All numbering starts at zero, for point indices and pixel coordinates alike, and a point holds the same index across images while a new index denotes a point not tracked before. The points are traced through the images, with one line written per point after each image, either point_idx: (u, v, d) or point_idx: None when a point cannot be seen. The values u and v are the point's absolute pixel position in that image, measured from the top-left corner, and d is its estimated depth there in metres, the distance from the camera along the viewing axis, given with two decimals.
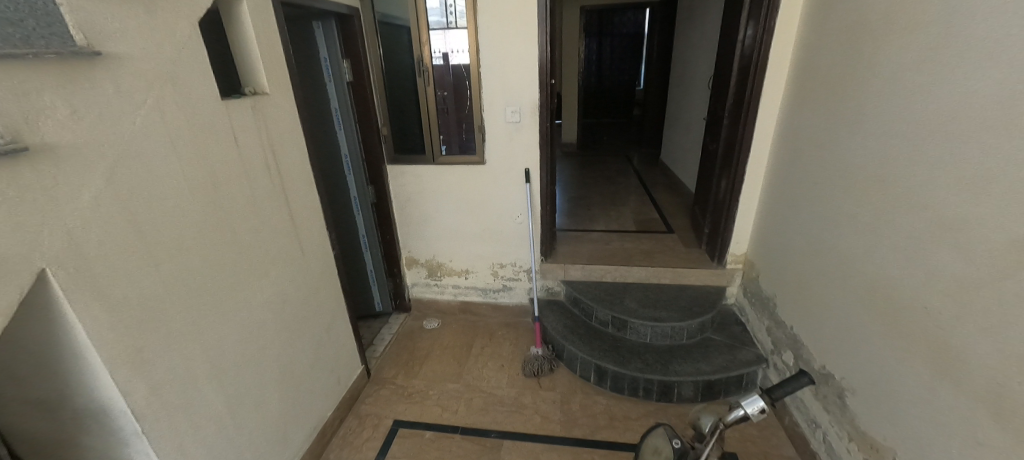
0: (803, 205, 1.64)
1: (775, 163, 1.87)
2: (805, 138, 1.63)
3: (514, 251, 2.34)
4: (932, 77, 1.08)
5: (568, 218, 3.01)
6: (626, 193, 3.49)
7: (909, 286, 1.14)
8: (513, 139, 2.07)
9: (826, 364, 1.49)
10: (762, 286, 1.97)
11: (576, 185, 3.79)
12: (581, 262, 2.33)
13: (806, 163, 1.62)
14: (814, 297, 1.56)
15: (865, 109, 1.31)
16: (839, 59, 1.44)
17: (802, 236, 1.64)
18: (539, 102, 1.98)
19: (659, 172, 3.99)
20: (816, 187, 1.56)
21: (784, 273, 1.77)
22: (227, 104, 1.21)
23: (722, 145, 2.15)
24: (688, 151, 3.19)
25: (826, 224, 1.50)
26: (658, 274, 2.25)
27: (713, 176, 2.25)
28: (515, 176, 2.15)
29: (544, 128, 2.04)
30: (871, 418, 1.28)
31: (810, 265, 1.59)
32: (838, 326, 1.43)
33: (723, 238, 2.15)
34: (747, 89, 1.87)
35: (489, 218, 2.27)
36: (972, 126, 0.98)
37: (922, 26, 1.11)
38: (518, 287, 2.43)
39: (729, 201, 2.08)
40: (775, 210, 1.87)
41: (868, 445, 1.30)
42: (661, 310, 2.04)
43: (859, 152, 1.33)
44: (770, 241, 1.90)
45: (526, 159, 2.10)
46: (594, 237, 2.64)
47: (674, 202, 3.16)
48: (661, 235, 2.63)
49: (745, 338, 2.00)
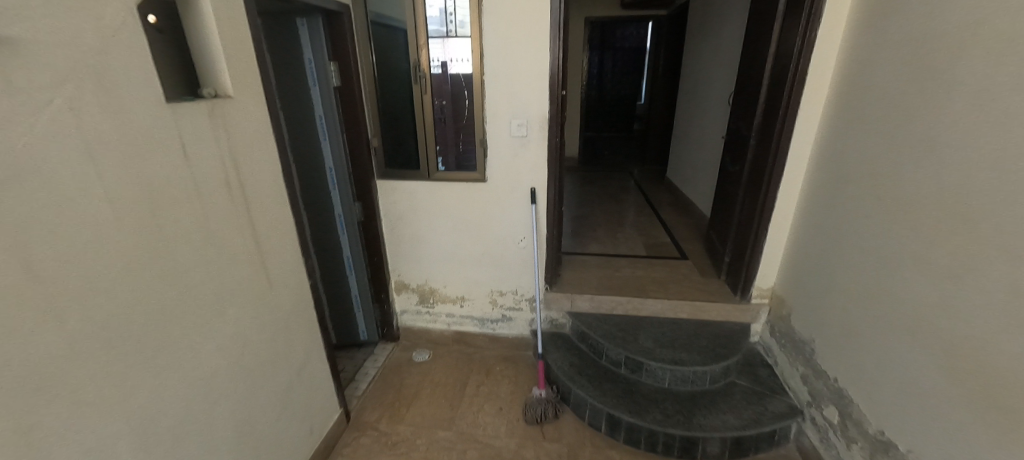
0: (852, 241, 1.43)
1: (813, 191, 1.67)
2: (854, 166, 1.44)
3: (515, 278, 2.11)
4: None
5: (572, 239, 2.79)
6: (632, 213, 3.28)
7: (1010, 353, 0.93)
8: (519, 156, 1.86)
9: (886, 430, 1.27)
10: (795, 327, 1.76)
11: (579, 202, 3.58)
12: (589, 292, 2.11)
13: (855, 194, 1.43)
14: (867, 349, 1.35)
15: (940, 134, 1.11)
16: (901, 76, 1.25)
17: (850, 277, 1.43)
18: (549, 116, 1.78)
19: (666, 190, 3.80)
20: (869, 221, 1.36)
21: (825, 316, 1.56)
22: (177, 110, 0.98)
23: (748, 167, 1.95)
24: (700, 170, 2.99)
25: (884, 266, 1.29)
26: (675, 308, 2.03)
27: (736, 200, 2.05)
28: (520, 197, 1.93)
29: (554, 146, 1.83)
30: None
31: (861, 312, 1.38)
32: (903, 389, 1.21)
33: (749, 270, 1.94)
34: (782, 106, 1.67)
35: (490, 242, 2.05)
36: None
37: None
38: (518, 317, 2.21)
39: (756, 230, 1.87)
40: (812, 243, 1.66)
41: None
42: (680, 352, 1.81)
43: (933, 185, 1.13)
44: (806, 277, 1.69)
45: (533, 179, 1.89)
46: (602, 262, 2.42)
47: (685, 224, 2.96)
48: (674, 261, 2.42)
49: (775, 384, 1.78)
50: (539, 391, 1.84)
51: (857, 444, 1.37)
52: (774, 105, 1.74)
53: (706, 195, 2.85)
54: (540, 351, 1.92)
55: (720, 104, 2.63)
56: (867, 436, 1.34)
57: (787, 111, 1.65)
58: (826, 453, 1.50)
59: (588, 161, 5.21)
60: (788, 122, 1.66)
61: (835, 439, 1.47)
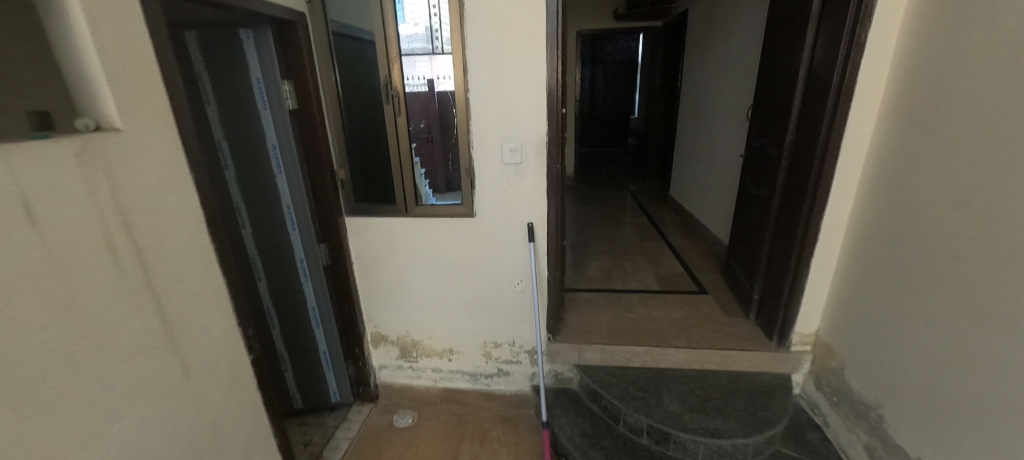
0: (931, 290, 1.16)
1: (869, 224, 1.40)
2: (927, 197, 1.17)
3: (512, 327, 1.80)
4: None
5: (574, 270, 2.49)
6: (637, 237, 3.00)
7: None
8: (513, 187, 1.57)
9: None
10: (854, 386, 1.46)
11: (578, 226, 3.29)
12: (600, 341, 1.80)
13: (932, 231, 1.16)
14: (965, 430, 1.06)
15: None
16: (998, 83, 0.98)
17: (931, 334, 1.15)
18: (548, 140, 1.49)
19: (670, 209, 3.53)
20: (959, 266, 1.08)
21: (897, 379, 1.28)
22: (19, 154, 0.68)
23: (780, 192, 1.68)
24: (711, 190, 2.73)
25: (984, 327, 1.01)
26: (701, 359, 1.73)
27: (766, 230, 1.77)
28: (516, 235, 1.64)
29: (555, 175, 1.54)
30: None
31: (953, 381, 1.09)
32: None
33: (786, 313, 1.65)
34: (824, 122, 1.40)
35: (481, 287, 1.74)
36: None
37: None
38: (517, 372, 1.89)
39: (795, 267, 1.59)
40: (871, 287, 1.38)
41: None
42: (715, 418, 1.50)
43: None
44: (866, 327, 1.40)
45: (531, 214, 1.60)
46: (611, 300, 2.11)
47: (696, 249, 2.68)
48: (692, 297, 2.12)
49: (830, 455, 1.47)
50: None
51: None
52: (812, 120, 1.47)
53: (720, 218, 2.58)
54: (545, 419, 1.59)
55: (734, 118, 2.37)
56: None
57: (831, 128, 1.38)
58: None
59: (584, 178, 4.95)
60: (834, 141, 1.39)
61: None
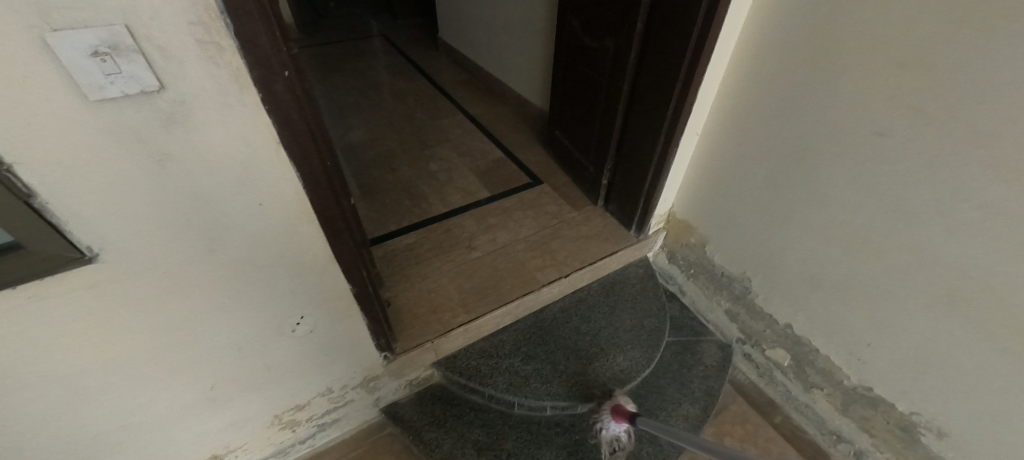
0: (834, 169, 0.97)
1: (755, 84, 1.07)
2: (853, 46, 0.86)
3: (316, 378, 1.01)
4: (877, 162, 0.89)
5: (364, 201, 1.62)
6: (423, 110, 2.15)
7: None
8: (178, 163, 0.56)
9: (875, 388, 1.07)
10: (708, 259, 1.40)
11: (331, 108, 2.15)
12: (458, 322, 1.22)
13: (850, 93, 0.89)
14: (856, 307, 1.03)
15: (826, 169, 0.98)
16: (825, 85, 0.93)
17: (829, 216, 1.01)
18: (225, 11, 0.48)
19: (442, 56, 2.65)
20: (873, 160, 0.89)
21: (772, 256, 1.19)
22: None
23: (639, 41, 1.18)
24: (508, 31, 2.02)
25: (905, 215, 0.88)
26: (575, 282, 1.39)
27: (618, 98, 1.31)
28: (252, 255, 0.71)
29: (289, 108, 0.59)
30: None
31: (844, 262, 1.02)
32: (906, 352, 0.97)
33: (648, 201, 1.39)
34: None
35: (220, 361, 0.82)
36: (894, 224, 0.90)
37: (833, 122, 0.94)
38: (351, 412, 1.18)
39: (663, 146, 1.24)
40: (747, 162, 1.16)
41: None
42: (616, 356, 1.26)
43: (823, 199, 1.01)
44: (734, 203, 1.24)
45: (266, 207, 0.66)
46: (440, 237, 1.46)
47: (503, 117, 2.10)
48: (531, 193, 1.65)
49: (695, 323, 1.49)
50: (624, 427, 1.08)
51: (823, 390, 1.20)
52: None
53: (527, 71, 1.99)
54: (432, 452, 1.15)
55: None
56: (831, 382, 1.17)
57: None
58: (772, 388, 1.35)
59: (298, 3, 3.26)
60: (721, 10, 0.95)
61: (786, 380, 1.30)
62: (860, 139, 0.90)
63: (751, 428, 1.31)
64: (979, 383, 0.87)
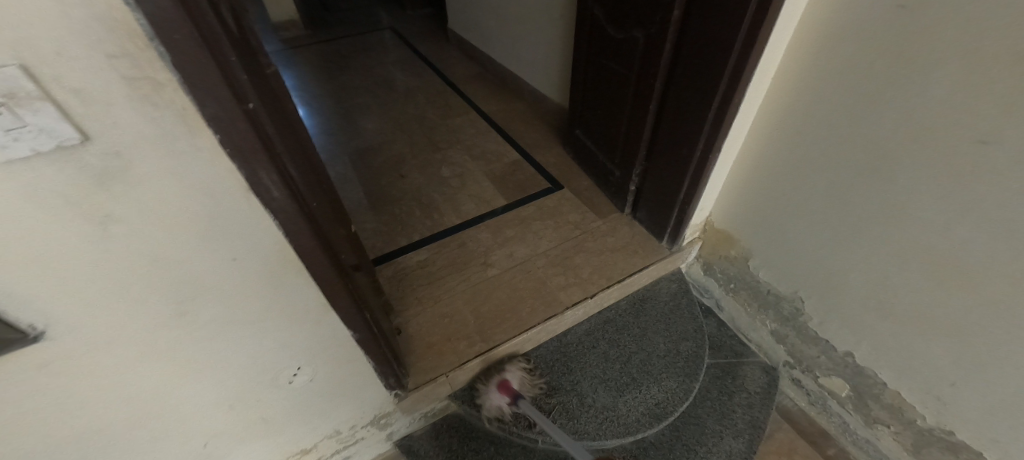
0: (917, 182, 0.81)
1: (815, 79, 0.91)
2: (953, 35, 0.69)
3: (320, 422, 0.92)
4: (979, 176, 0.73)
5: (373, 213, 1.52)
6: (434, 109, 2.02)
7: None
8: (126, 223, 0.46)
9: (958, 432, 0.92)
10: (751, 274, 1.25)
11: (339, 110, 2.05)
12: (474, 352, 1.11)
13: (945, 93, 0.72)
14: (939, 341, 0.88)
15: (907, 182, 0.82)
16: (912, 82, 0.76)
17: (909, 236, 0.86)
18: (155, 38, 0.37)
19: (454, 48, 2.50)
20: (974, 174, 0.73)
21: (830, 277, 1.04)
22: None
23: (675, 32, 1.02)
24: (523, 20, 1.86)
25: (1017, 242, 0.72)
26: (602, 301, 1.26)
27: (649, 97, 1.16)
28: (232, 311, 0.61)
29: (256, 149, 0.48)
30: None
31: (925, 290, 0.87)
32: (1005, 399, 0.82)
33: (683, 211, 1.24)
34: None
35: (211, 419, 0.74)
36: (999, 251, 0.74)
37: (919, 126, 0.78)
38: (363, 449, 1.10)
39: (702, 152, 1.09)
40: (803, 169, 1.00)
41: None
42: (649, 387, 1.14)
43: (900, 216, 0.86)
44: (785, 214, 1.09)
45: (242, 260, 0.56)
46: (454, 253, 1.35)
47: (519, 114, 1.96)
48: (552, 200, 1.52)
49: (735, 343, 1.35)
50: (507, 401, 1.07)
51: (889, 427, 1.06)
52: None
53: (544, 64, 1.83)
54: None
55: None
56: (900, 420, 1.03)
57: None
58: (825, 418, 1.21)
59: None
60: None
61: (842, 412, 1.15)
62: (957, 148, 0.74)
63: None
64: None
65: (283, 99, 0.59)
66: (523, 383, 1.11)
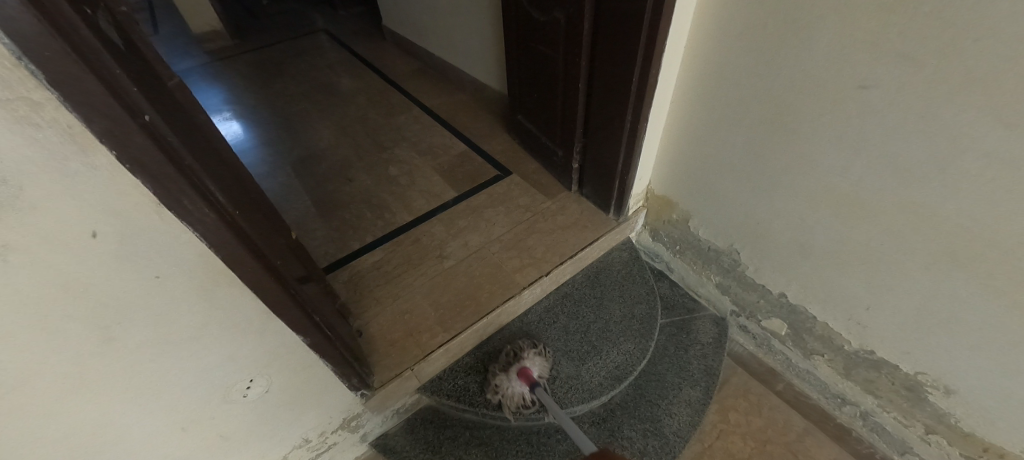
0: (817, 129, 0.89)
1: (722, 44, 0.97)
2: None
3: (285, 432, 0.92)
4: (864, 118, 0.81)
5: (323, 220, 1.49)
6: (376, 108, 1.99)
7: None
8: (26, 253, 0.44)
9: (878, 350, 1.03)
10: (693, 234, 1.33)
11: (276, 120, 1.98)
12: (437, 342, 1.13)
13: (829, 45, 0.79)
14: (853, 271, 0.97)
15: (809, 130, 0.90)
16: (802, 38, 0.83)
17: (817, 180, 0.94)
18: (23, 58, 0.36)
19: (391, 45, 2.45)
20: (861, 118, 0.81)
21: (758, 226, 1.12)
22: None
23: (591, 9, 1.06)
24: (455, 11, 1.85)
25: (901, 174, 0.80)
26: (557, 278, 1.31)
27: (577, 75, 1.20)
28: (165, 330, 0.61)
29: (160, 163, 0.47)
30: (977, 420, 0.93)
31: (835, 227, 0.96)
32: (910, 314, 0.92)
33: (623, 182, 1.30)
34: None
35: (165, 445, 0.73)
36: (889, 183, 0.83)
37: (813, 79, 0.85)
38: (337, 454, 1.10)
39: (631, 123, 1.14)
40: (722, 130, 1.07)
41: (928, 421, 1.03)
42: (609, 351, 1.20)
43: (808, 162, 0.94)
44: (712, 174, 1.16)
45: (165, 277, 0.56)
46: (409, 250, 1.36)
47: (463, 105, 1.96)
48: (501, 187, 1.54)
49: (686, 300, 1.43)
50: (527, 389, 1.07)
51: (824, 356, 1.16)
52: None
53: (481, 53, 1.84)
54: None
55: None
56: (831, 347, 1.13)
57: None
58: (771, 358, 1.31)
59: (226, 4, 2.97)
60: None
61: (785, 349, 1.26)
62: (844, 94, 0.82)
63: (755, 401, 1.27)
64: (987, 340, 0.82)
65: (189, 109, 0.58)
66: (542, 369, 1.11)
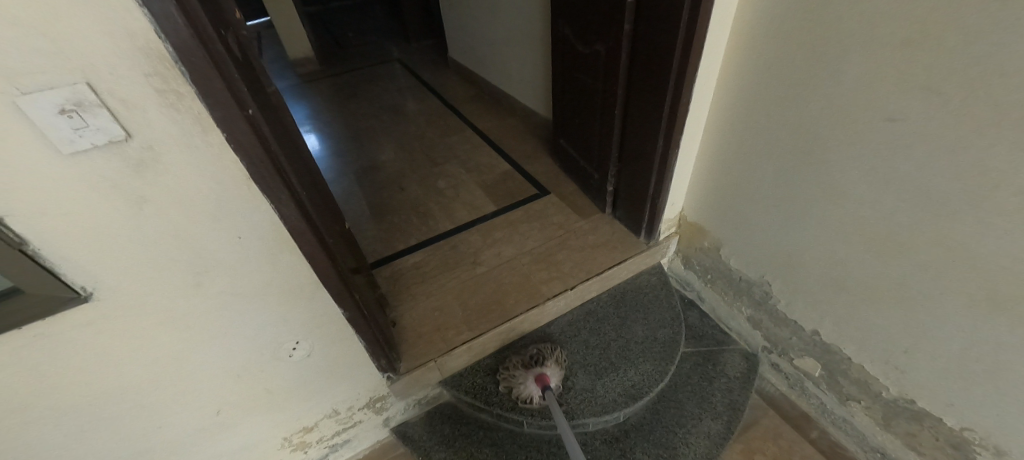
0: (845, 161, 0.89)
1: (754, 77, 1.01)
2: (852, 29, 0.79)
3: (319, 400, 1.03)
4: (895, 152, 0.81)
5: (376, 222, 1.65)
6: (434, 129, 2.18)
7: None
8: (155, 203, 0.59)
9: (919, 400, 0.96)
10: (725, 264, 1.32)
11: (347, 134, 2.23)
12: (461, 340, 1.21)
13: (856, 80, 0.82)
14: (888, 310, 0.94)
15: (839, 162, 0.91)
16: (831, 72, 0.85)
17: (848, 213, 0.93)
18: (178, 60, 0.51)
19: (454, 74, 2.68)
20: (890, 151, 0.81)
21: (790, 259, 1.11)
22: None
23: (628, 43, 1.15)
24: (512, 44, 2.03)
25: (935, 209, 0.79)
26: (583, 294, 1.35)
27: (614, 103, 1.28)
28: (238, 284, 0.74)
29: (255, 146, 0.61)
30: None
31: (868, 262, 0.93)
32: (952, 362, 0.87)
33: (655, 206, 1.33)
34: None
35: (223, 388, 0.86)
36: (922, 219, 0.81)
37: (841, 112, 0.87)
38: (361, 433, 1.20)
39: (663, 148, 1.19)
40: (754, 160, 1.09)
41: None
42: (627, 370, 1.21)
43: (839, 194, 0.93)
44: (745, 204, 1.17)
45: (245, 239, 0.70)
46: (447, 254, 1.47)
47: (512, 129, 2.10)
48: (538, 205, 1.63)
49: (716, 332, 1.41)
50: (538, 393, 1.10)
51: (861, 402, 1.09)
52: None
53: (532, 83, 1.98)
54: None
55: None
56: (870, 394, 1.07)
57: None
58: (804, 401, 1.24)
59: (320, 35, 3.42)
60: (706, 5, 0.92)
61: (819, 393, 1.19)
62: (873, 127, 0.82)
63: (784, 445, 1.20)
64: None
65: (280, 110, 0.73)
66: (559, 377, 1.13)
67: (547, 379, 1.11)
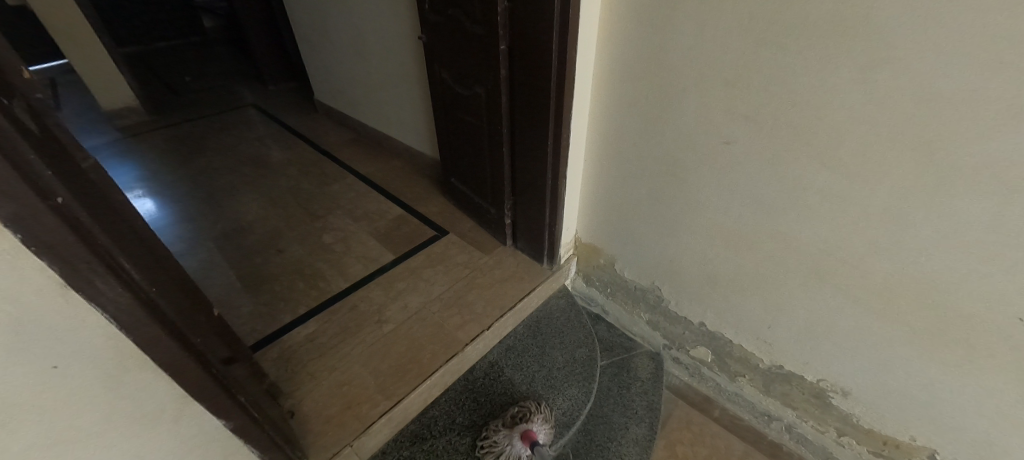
0: (700, 178, 1.05)
1: (617, 110, 1.14)
2: (688, 70, 0.94)
3: None
4: (734, 168, 0.98)
5: (251, 295, 1.42)
6: (309, 179, 1.98)
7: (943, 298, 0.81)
8: None
9: (786, 364, 1.15)
10: (620, 276, 1.44)
11: (198, 194, 1.90)
12: (378, 412, 1.08)
13: (696, 111, 0.98)
14: (752, 296, 1.11)
15: (695, 178, 1.06)
16: (676, 105, 1.00)
17: (710, 220, 1.09)
18: None
19: (324, 118, 2.50)
20: (731, 168, 0.98)
21: (671, 264, 1.26)
22: None
23: (506, 84, 1.20)
24: (386, 87, 1.97)
25: (769, 210, 0.97)
26: (498, 330, 1.33)
27: (500, 140, 1.32)
28: (59, 428, 0.55)
29: (70, 245, 0.47)
30: (873, 416, 1.05)
31: (730, 258, 1.10)
32: (802, 329, 1.06)
33: (552, 233, 1.40)
34: (556, 28, 0.99)
35: None
36: (762, 219, 0.99)
37: (689, 137, 1.02)
38: None
39: (551, 179, 1.26)
40: (629, 181, 1.23)
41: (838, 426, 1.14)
42: (555, 398, 1.22)
43: (700, 205, 1.09)
44: (628, 220, 1.30)
45: (64, 367, 0.52)
46: (346, 317, 1.32)
47: (398, 172, 2.02)
48: (438, 246, 1.58)
49: (623, 340, 1.51)
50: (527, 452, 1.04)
51: (745, 376, 1.27)
52: (540, 23, 1.02)
53: (413, 123, 1.95)
54: None
55: None
56: (750, 368, 1.25)
57: (568, 34, 0.98)
58: (704, 385, 1.40)
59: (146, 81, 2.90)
60: (570, 50, 1.01)
61: (714, 375, 1.35)
62: (715, 148, 0.99)
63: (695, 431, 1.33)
64: (859, 342, 0.97)
65: None
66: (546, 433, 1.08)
67: (535, 434, 1.06)
